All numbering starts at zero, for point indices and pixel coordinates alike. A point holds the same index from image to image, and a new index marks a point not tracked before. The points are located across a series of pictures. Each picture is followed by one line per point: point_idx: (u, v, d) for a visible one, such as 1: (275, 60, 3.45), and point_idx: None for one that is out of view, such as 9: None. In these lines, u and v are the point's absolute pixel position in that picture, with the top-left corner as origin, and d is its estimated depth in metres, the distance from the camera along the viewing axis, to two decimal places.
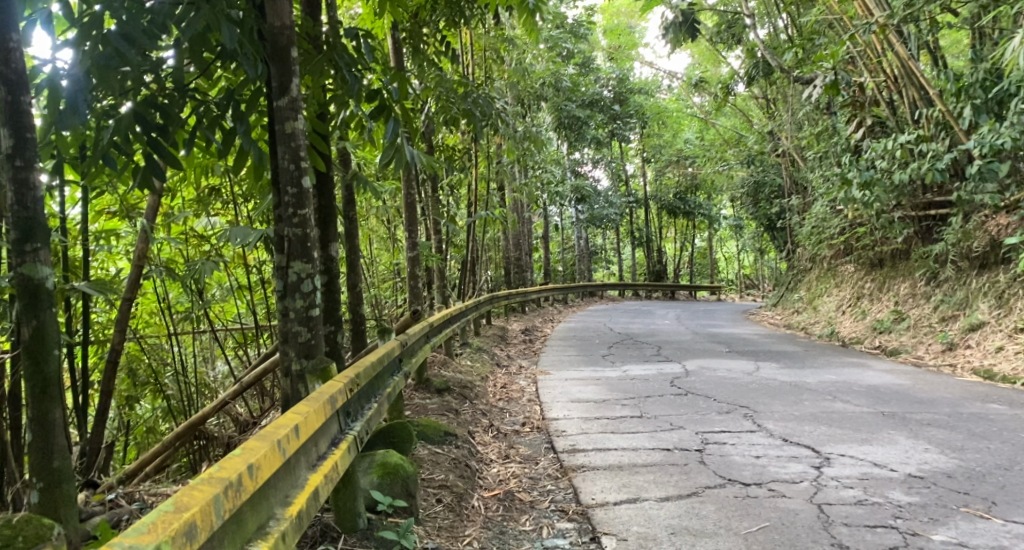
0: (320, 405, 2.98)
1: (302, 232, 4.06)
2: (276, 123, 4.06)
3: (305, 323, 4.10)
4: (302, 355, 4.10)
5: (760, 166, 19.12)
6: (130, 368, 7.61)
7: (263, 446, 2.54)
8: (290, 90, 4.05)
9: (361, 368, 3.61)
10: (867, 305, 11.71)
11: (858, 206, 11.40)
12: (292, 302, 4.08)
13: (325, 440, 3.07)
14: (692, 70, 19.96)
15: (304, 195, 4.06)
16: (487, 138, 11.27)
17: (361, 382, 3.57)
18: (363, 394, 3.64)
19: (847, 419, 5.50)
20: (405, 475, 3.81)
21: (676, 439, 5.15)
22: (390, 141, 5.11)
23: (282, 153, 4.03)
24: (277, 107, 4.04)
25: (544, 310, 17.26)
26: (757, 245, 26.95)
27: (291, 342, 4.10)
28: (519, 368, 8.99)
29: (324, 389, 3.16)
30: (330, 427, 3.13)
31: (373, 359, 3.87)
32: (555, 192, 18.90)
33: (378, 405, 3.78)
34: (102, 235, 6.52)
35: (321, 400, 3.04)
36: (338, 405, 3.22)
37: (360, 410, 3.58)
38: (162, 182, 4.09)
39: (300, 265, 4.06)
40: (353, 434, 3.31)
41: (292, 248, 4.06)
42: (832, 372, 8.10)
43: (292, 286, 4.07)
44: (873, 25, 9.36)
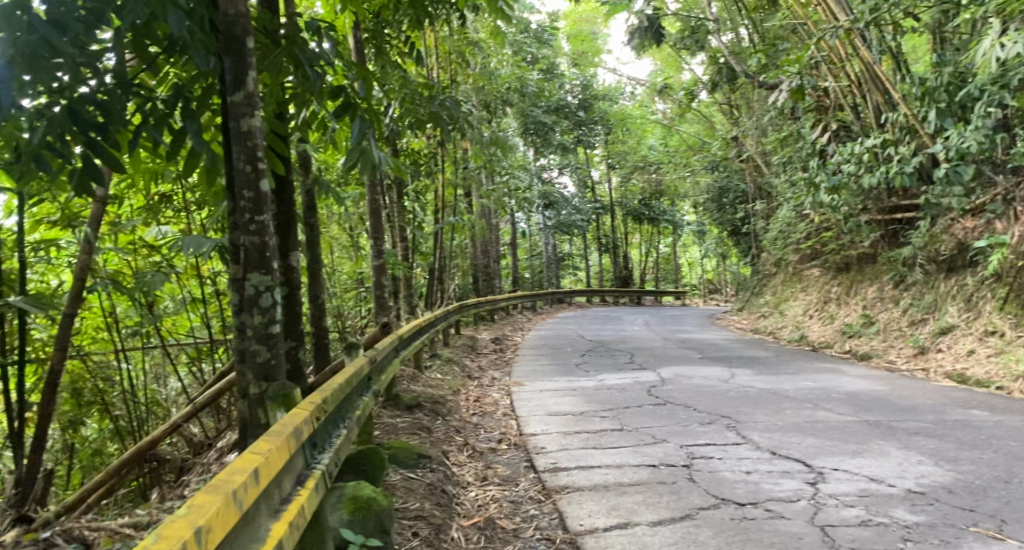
0: (283, 441, 2.67)
1: (260, 241, 3.74)
2: (229, 121, 3.73)
3: (265, 342, 3.78)
4: (261, 378, 3.78)
5: (724, 171, 19.09)
6: (74, 388, 7.14)
7: (215, 502, 2.21)
8: (246, 84, 3.71)
9: (329, 391, 3.30)
10: (835, 310, 11.65)
11: (826, 210, 11.33)
12: (249, 318, 3.76)
13: (290, 478, 2.76)
14: (655, 76, 19.89)
15: (261, 200, 3.74)
16: (454, 143, 10.98)
17: (328, 408, 3.24)
18: (331, 419, 3.33)
19: (834, 429, 5.31)
20: (379, 509, 3.50)
21: (660, 454, 4.91)
22: (356, 141, 4.81)
23: (237, 154, 3.70)
24: (231, 102, 3.70)
25: (513, 318, 17.01)
26: (719, 250, 26.98)
27: (248, 363, 3.79)
28: (491, 380, 8.70)
29: (289, 419, 2.85)
30: (295, 463, 2.81)
31: (341, 380, 3.55)
32: (522, 198, 18.68)
33: (347, 431, 3.46)
34: (42, 246, 6.15)
35: (285, 434, 2.73)
36: (304, 438, 2.90)
37: (329, 438, 3.27)
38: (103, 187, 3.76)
39: (258, 278, 3.74)
40: (321, 467, 3.00)
41: (249, 259, 3.74)
42: (809, 378, 7.94)
43: (249, 300, 3.73)
44: (840, 29, 9.22)
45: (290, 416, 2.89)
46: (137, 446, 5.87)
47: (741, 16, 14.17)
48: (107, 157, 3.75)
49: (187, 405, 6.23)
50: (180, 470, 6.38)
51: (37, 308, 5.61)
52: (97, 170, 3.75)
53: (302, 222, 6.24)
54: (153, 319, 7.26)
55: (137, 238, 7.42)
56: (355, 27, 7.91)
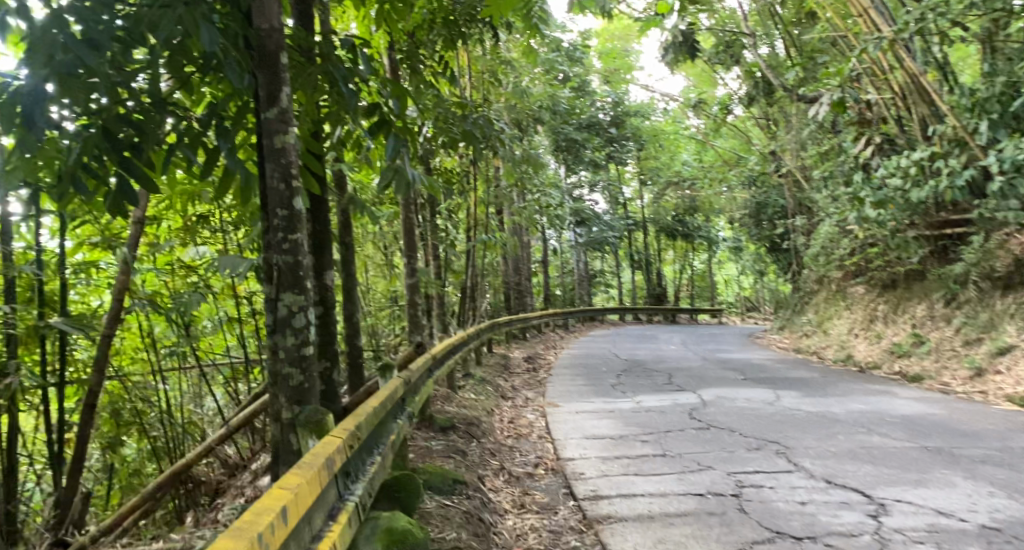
0: (315, 473, 2.51)
1: (294, 260, 3.62)
2: (263, 138, 3.63)
3: (298, 365, 3.65)
4: (293, 402, 3.64)
5: (761, 187, 18.84)
6: (113, 409, 7.14)
7: (241, 545, 2.01)
8: (280, 100, 3.63)
9: (363, 417, 3.15)
10: (882, 329, 11.27)
11: (869, 225, 10.98)
12: (282, 339, 3.63)
13: (321, 513, 2.61)
14: (688, 93, 19.71)
15: (295, 218, 3.63)
16: (487, 161, 10.89)
17: (362, 434, 3.09)
18: (365, 446, 3.18)
19: (891, 455, 5.05)
20: (414, 541, 3.34)
21: (708, 482, 4.68)
22: (391, 159, 4.68)
23: (271, 171, 3.60)
24: (264, 119, 3.61)
25: (546, 336, 16.80)
26: (757, 266, 26.51)
27: (281, 387, 3.65)
28: (526, 400, 8.51)
29: (321, 449, 2.70)
30: (327, 497, 2.66)
31: (376, 404, 3.41)
32: (554, 215, 18.53)
33: (382, 458, 3.31)
34: (83, 267, 6.17)
35: (317, 465, 2.58)
36: (336, 468, 2.75)
37: (362, 466, 3.12)
38: (136, 207, 3.64)
39: (291, 297, 3.62)
40: (355, 499, 2.85)
41: (283, 279, 3.62)
42: (859, 401, 7.63)
43: (283, 321, 3.62)
44: (884, 39, 8.90)
45: (322, 445, 2.73)
46: (171, 469, 5.77)
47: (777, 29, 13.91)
48: (139, 176, 3.65)
49: (221, 428, 6.14)
50: (215, 493, 6.31)
51: (77, 330, 5.62)
52: (130, 190, 3.65)
53: (337, 241, 6.19)
54: (190, 341, 7.22)
55: (175, 258, 7.38)
56: (389, 46, 7.90)
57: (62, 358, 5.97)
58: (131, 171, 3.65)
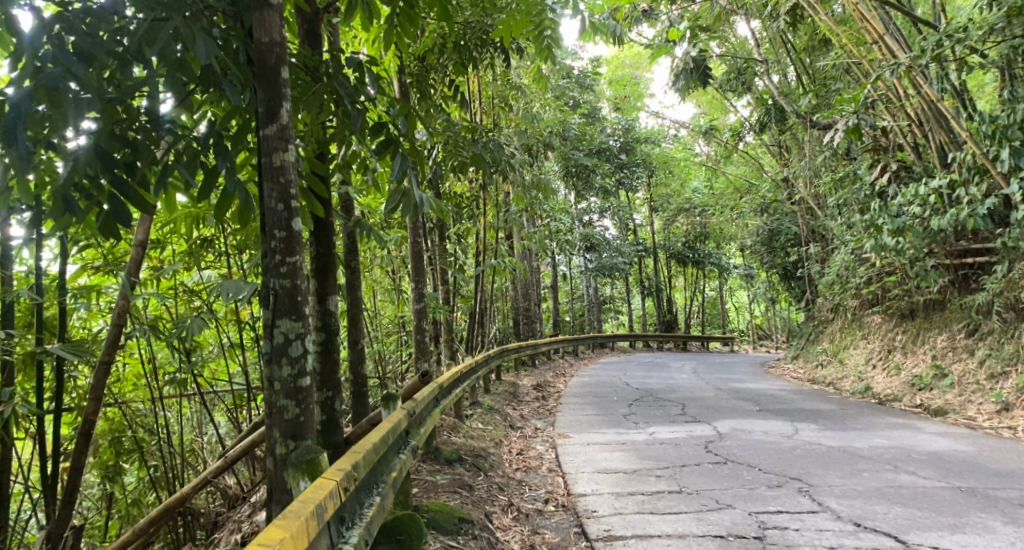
0: (298, 526, 2.31)
1: (292, 284, 3.42)
2: (261, 155, 3.44)
3: (294, 396, 3.42)
4: (287, 436, 3.41)
5: (774, 214, 18.48)
6: (113, 437, 6.95)
7: None
8: (280, 116, 3.44)
9: (361, 454, 2.94)
10: (901, 360, 10.97)
11: (887, 253, 10.67)
12: (277, 370, 3.41)
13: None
14: (698, 119, 19.53)
15: (293, 240, 3.44)
16: (496, 186, 10.71)
17: (360, 474, 2.87)
18: (364, 486, 2.96)
19: (921, 496, 4.81)
20: None
21: (728, 523, 4.43)
22: (397, 179, 4.43)
23: (269, 191, 3.41)
24: (263, 136, 3.42)
25: (555, 363, 16.49)
26: (769, 293, 26.16)
27: (274, 420, 3.43)
28: (535, 431, 8.25)
29: (309, 496, 2.49)
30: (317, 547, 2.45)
31: (377, 438, 3.18)
32: (563, 240, 18.28)
33: (383, 498, 3.07)
34: (84, 291, 6.02)
35: (301, 517, 2.37)
36: (327, 516, 2.53)
37: (361, 508, 2.90)
38: (126, 227, 3.39)
39: (288, 324, 3.41)
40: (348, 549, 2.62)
41: (279, 305, 3.41)
42: (881, 435, 7.36)
43: (278, 349, 3.40)
44: (900, 65, 8.63)
45: (312, 491, 2.52)
46: (166, 502, 5.54)
47: (789, 55, 13.71)
48: (133, 196, 3.39)
49: (219, 459, 5.86)
50: (214, 526, 6.04)
51: (74, 357, 5.48)
52: (124, 211, 3.40)
53: (342, 265, 6.06)
54: (192, 368, 7.03)
55: (179, 283, 7.24)
56: (398, 70, 7.78)
57: (60, 385, 5.81)
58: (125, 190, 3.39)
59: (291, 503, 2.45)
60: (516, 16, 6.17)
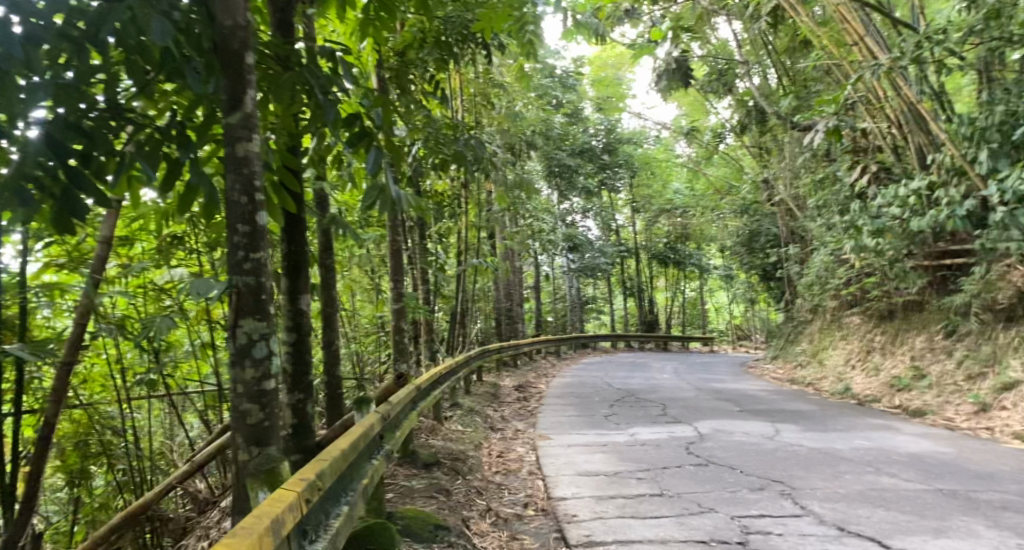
0: (251, 543, 2.01)
1: (255, 281, 3.17)
2: (224, 145, 3.25)
3: (257, 400, 3.18)
4: (251, 442, 3.17)
5: (754, 215, 18.45)
6: (78, 440, 6.77)
7: None
8: (243, 104, 3.24)
9: (326, 462, 2.67)
10: (880, 360, 10.97)
11: (867, 254, 10.67)
12: (239, 372, 3.16)
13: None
14: (681, 120, 19.48)
15: (258, 235, 3.23)
16: (478, 184, 10.58)
17: (325, 484, 2.59)
18: (329, 496, 2.69)
19: (903, 499, 4.74)
20: None
21: (710, 527, 4.34)
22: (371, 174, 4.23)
23: (232, 183, 3.20)
24: (226, 124, 3.22)
25: (536, 364, 16.38)
26: (748, 295, 26.22)
27: (237, 425, 3.19)
28: (515, 432, 8.13)
29: (264, 510, 2.19)
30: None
31: (343, 445, 2.92)
32: (545, 241, 18.18)
33: (349, 510, 2.81)
34: (46, 290, 5.85)
35: (255, 533, 2.07)
36: (286, 532, 2.24)
37: (326, 520, 2.64)
38: (83, 220, 3.20)
39: (252, 323, 3.17)
40: None
41: (242, 303, 3.19)
42: (862, 436, 7.32)
43: (242, 349, 3.15)
44: (880, 66, 8.64)
45: (268, 504, 2.23)
46: (129, 508, 5.34)
47: (770, 56, 13.69)
48: (89, 187, 3.22)
49: (186, 463, 5.68)
50: (182, 532, 5.86)
51: (35, 357, 5.31)
52: (79, 205, 3.19)
53: (317, 263, 5.94)
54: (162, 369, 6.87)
55: (149, 282, 7.09)
56: (377, 64, 7.63)
57: (21, 386, 5.64)
58: (79, 183, 3.19)
59: (244, 518, 2.15)
60: (496, 10, 6.03)
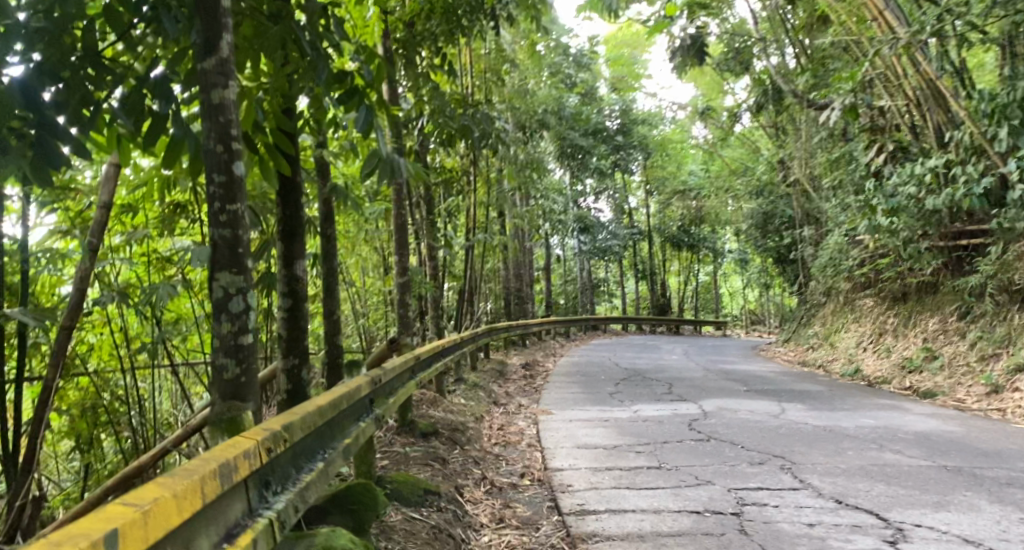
0: (192, 482, 1.79)
1: (233, 235, 2.93)
2: (199, 92, 2.96)
3: (234, 355, 2.94)
4: (226, 398, 2.94)
5: (769, 197, 18.22)
6: (82, 407, 6.76)
7: None
8: (221, 49, 2.95)
9: (296, 417, 2.58)
10: (892, 342, 10.81)
11: (881, 234, 10.48)
12: (215, 326, 2.95)
13: (214, 534, 1.90)
14: (697, 100, 19.22)
15: (236, 186, 2.95)
16: (486, 160, 10.46)
17: (288, 436, 2.44)
18: (298, 453, 2.60)
19: (906, 474, 4.64)
20: None
21: (705, 499, 4.26)
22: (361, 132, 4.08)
23: (207, 130, 2.92)
24: (201, 71, 2.93)
25: (545, 344, 16.32)
26: (762, 279, 25.99)
27: (214, 381, 2.96)
28: (518, 407, 8.07)
29: (214, 454, 2.00)
30: (222, 512, 1.96)
31: (314, 403, 2.80)
32: (556, 220, 18.05)
33: (321, 468, 2.74)
34: (48, 255, 5.83)
35: (200, 472, 1.86)
36: (241, 476, 2.05)
37: (293, 475, 2.54)
38: (58, 169, 3.24)
39: (228, 278, 2.93)
40: (270, 516, 2.16)
41: (218, 256, 2.94)
42: (869, 416, 7.19)
43: (217, 304, 2.93)
44: (900, 40, 8.37)
45: (218, 450, 2.03)
46: (125, 471, 5.24)
47: (787, 33, 13.40)
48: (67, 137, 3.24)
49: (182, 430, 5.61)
50: None
51: (37, 321, 5.26)
52: (54, 153, 3.23)
53: (318, 233, 5.87)
54: (164, 337, 6.84)
55: (153, 250, 7.05)
56: (386, 35, 7.50)
57: (23, 350, 5.62)
58: (55, 131, 3.23)
59: (188, 460, 1.94)
60: None
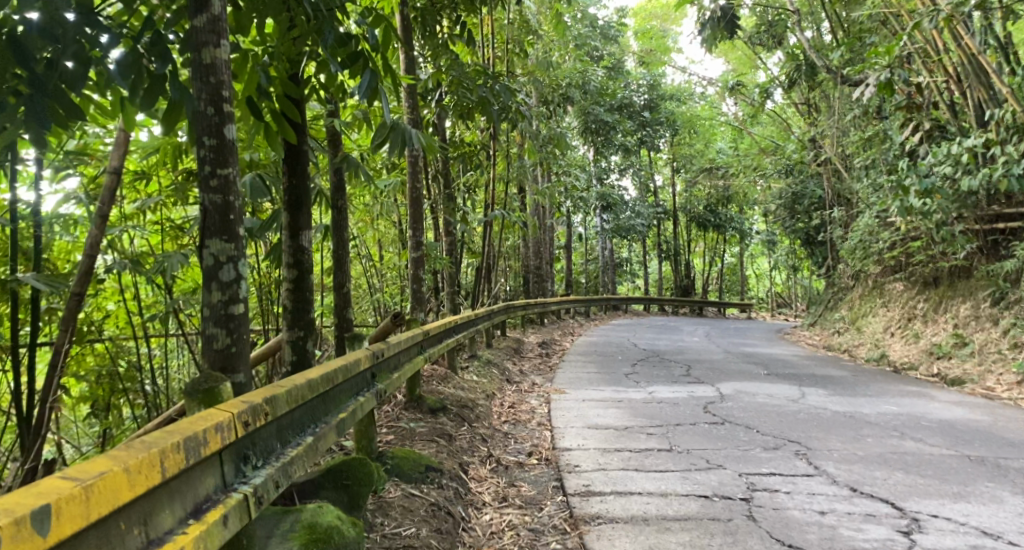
0: (143, 458, 1.85)
1: (223, 200, 2.83)
2: (189, 50, 2.85)
3: (224, 324, 2.88)
4: (216, 369, 2.88)
5: (798, 176, 17.79)
6: (99, 375, 6.75)
7: None
8: (211, 5, 2.83)
9: (280, 389, 2.50)
10: (920, 328, 10.53)
11: (913, 216, 10.15)
12: (205, 295, 2.87)
13: (177, 508, 1.97)
14: (727, 76, 18.76)
15: (227, 149, 2.85)
16: (507, 134, 10.27)
17: (273, 412, 2.42)
18: (282, 427, 2.53)
19: (926, 463, 4.48)
20: (341, 541, 2.60)
21: (715, 483, 4.14)
22: (365, 97, 3.93)
23: (196, 91, 2.81)
24: (192, 29, 2.82)
25: (565, 323, 16.18)
26: (789, 261, 25.58)
27: (203, 350, 2.89)
28: (532, 386, 7.96)
29: (181, 427, 2.05)
30: (190, 485, 2.02)
31: (307, 376, 2.75)
32: (578, 197, 17.82)
33: (310, 443, 2.67)
34: (61, 221, 5.77)
35: (157, 447, 1.92)
36: (209, 451, 2.07)
37: (277, 449, 2.49)
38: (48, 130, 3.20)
39: (219, 245, 2.84)
40: (243, 491, 2.18)
41: (208, 223, 2.84)
42: (893, 402, 6.99)
43: (207, 272, 2.84)
44: (940, 13, 7.91)
45: (187, 422, 2.08)
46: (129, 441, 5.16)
47: (822, 7, 12.95)
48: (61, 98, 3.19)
49: None
50: None
51: (48, 288, 5.20)
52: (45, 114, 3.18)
53: (329, 204, 5.77)
54: (178, 307, 6.78)
55: (169, 219, 6.97)
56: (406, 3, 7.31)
57: (37, 313, 5.58)
58: (47, 92, 3.19)
59: (154, 432, 2.01)
60: None
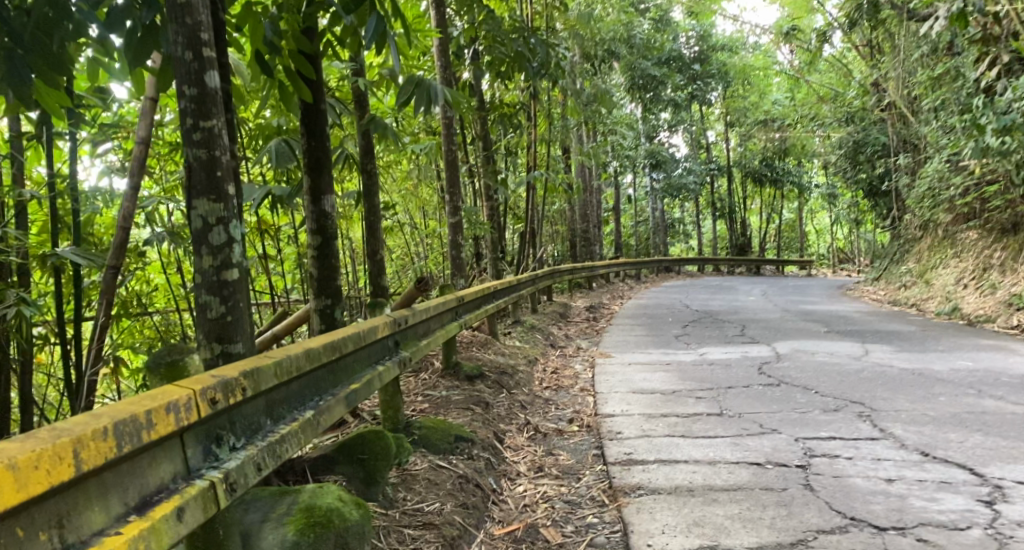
0: (46, 450, 1.61)
1: (208, 155, 2.62)
2: None
3: (218, 292, 2.68)
4: (212, 339, 2.70)
5: (860, 124, 16.92)
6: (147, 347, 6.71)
7: None
8: None
9: (268, 362, 2.33)
10: (997, 278, 9.86)
11: (989, 157, 9.44)
12: (196, 260, 2.67)
13: (112, 503, 1.76)
14: (782, 21, 17.86)
15: (209, 98, 2.64)
16: (549, 90, 9.86)
17: (252, 386, 2.23)
18: (273, 401, 2.37)
19: (1008, 424, 4.07)
20: (343, 525, 2.45)
21: (768, 449, 3.82)
22: (372, 39, 3.61)
23: (172, 33, 2.58)
24: None
25: (614, 286, 15.80)
26: (852, 215, 24.59)
27: (197, 319, 2.71)
28: (576, 350, 7.69)
29: (115, 410, 1.83)
30: (127, 476, 1.81)
31: (308, 347, 2.58)
32: (623, 155, 17.29)
33: (310, 418, 2.51)
34: (98, 196, 5.59)
35: (75, 433, 1.69)
36: (151, 436, 1.85)
37: (269, 425, 2.34)
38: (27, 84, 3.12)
39: (206, 205, 2.64)
40: (205, 481, 1.99)
41: (194, 180, 2.64)
42: (968, 358, 6.50)
43: (197, 234, 2.65)
44: None
45: (128, 403, 1.87)
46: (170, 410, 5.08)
47: None
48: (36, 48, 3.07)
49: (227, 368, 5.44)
50: None
51: (87, 262, 5.01)
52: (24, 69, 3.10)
53: (358, 167, 5.51)
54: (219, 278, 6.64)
55: None
56: None
57: (79, 294, 5.45)
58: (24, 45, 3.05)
59: (83, 416, 1.80)
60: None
